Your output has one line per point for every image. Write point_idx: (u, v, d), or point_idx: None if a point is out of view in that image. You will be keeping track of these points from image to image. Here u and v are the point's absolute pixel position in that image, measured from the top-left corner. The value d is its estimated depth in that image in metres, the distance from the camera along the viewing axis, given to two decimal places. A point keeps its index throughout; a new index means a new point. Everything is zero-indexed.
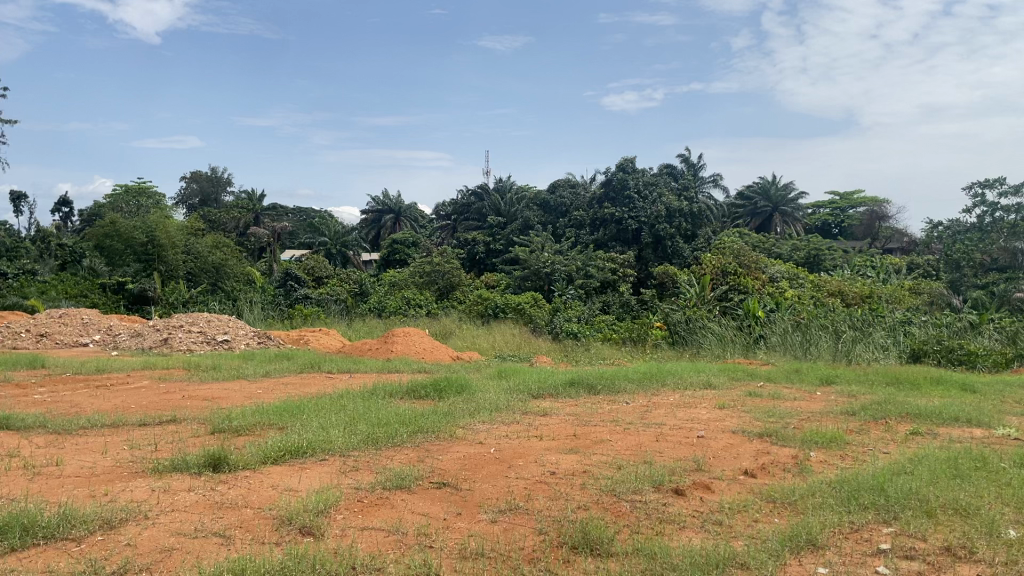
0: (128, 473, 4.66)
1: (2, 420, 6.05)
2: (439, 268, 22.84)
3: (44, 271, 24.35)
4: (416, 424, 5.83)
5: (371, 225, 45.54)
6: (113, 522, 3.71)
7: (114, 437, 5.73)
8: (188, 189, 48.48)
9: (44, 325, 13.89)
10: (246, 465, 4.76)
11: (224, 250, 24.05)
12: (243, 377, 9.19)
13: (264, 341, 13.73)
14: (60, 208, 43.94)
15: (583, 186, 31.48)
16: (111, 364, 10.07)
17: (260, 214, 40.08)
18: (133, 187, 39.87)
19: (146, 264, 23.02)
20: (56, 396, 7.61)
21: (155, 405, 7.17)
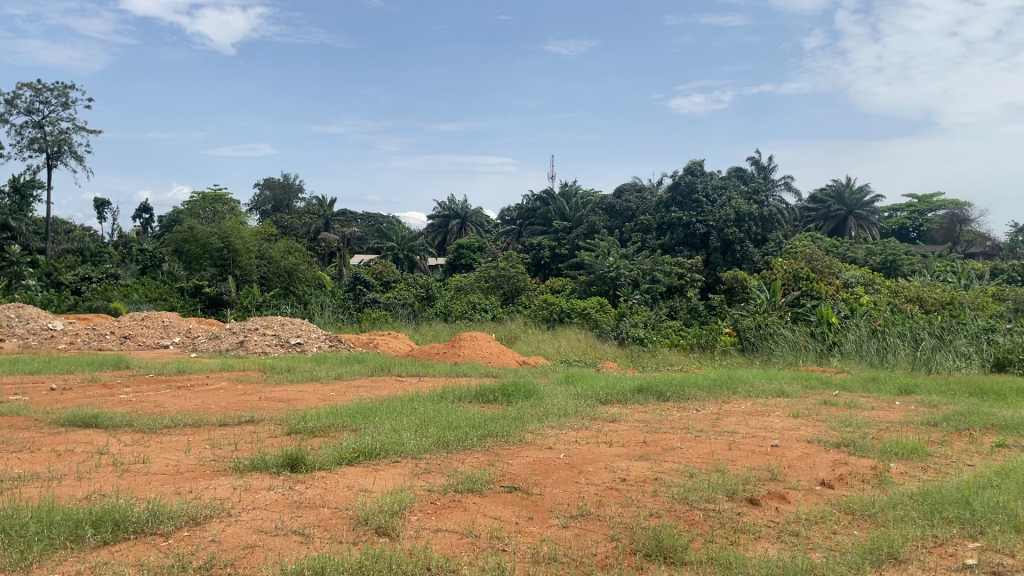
0: (211, 471, 4.82)
1: (92, 419, 6.33)
2: (505, 273, 22.95)
3: (126, 275, 25.27)
4: (485, 428, 5.89)
5: (438, 230, 46.08)
6: (198, 519, 3.85)
7: (196, 436, 5.93)
8: (262, 196, 49.91)
9: (128, 327, 14.47)
10: (322, 465, 4.88)
11: (296, 255, 24.70)
12: (316, 380, 9.40)
13: (335, 344, 14.03)
14: (141, 215, 45.71)
15: (650, 190, 31.27)
16: (191, 365, 10.43)
17: (330, 220, 40.98)
18: (210, 195, 41.17)
19: (222, 268, 23.72)
20: (140, 396, 7.93)
21: (234, 406, 7.40)
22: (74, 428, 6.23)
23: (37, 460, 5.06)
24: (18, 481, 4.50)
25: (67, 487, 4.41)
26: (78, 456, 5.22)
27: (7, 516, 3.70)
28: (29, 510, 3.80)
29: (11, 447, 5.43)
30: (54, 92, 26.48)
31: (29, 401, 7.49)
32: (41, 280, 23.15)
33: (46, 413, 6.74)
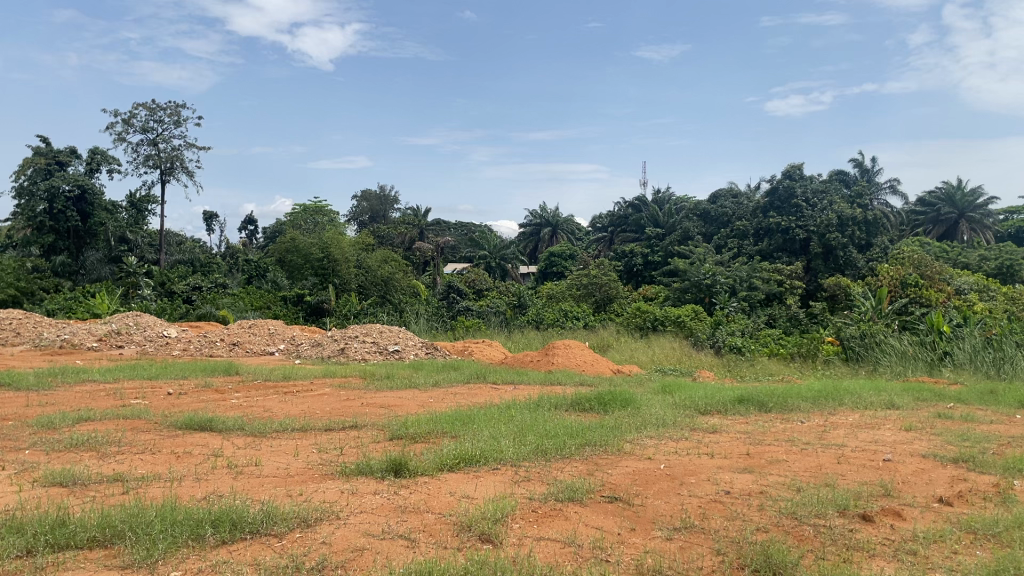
0: (319, 474, 4.99)
1: (207, 423, 6.63)
2: (597, 280, 22.85)
3: (233, 284, 26.36)
4: (583, 437, 5.87)
5: (529, 238, 46.29)
6: (309, 520, 3.98)
7: (303, 441, 6.14)
8: (359, 207, 51.27)
9: (236, 334, 15.12)
10: (424, 471, 4.97)
11: (392, 264, 25.25)
12: (414, 387, 9.58)
13: (431, 351, 14.29)
14: (246, 227, 47.65)
15: (746, 196, 30.61)
16: (296, 371, 10.81)
17: (424, 230, 41.77)
18: (310, 207, 42.61)
19: (322, 277, 24.56)
20: (249, 401, 8.27)
21: (338, 411, 7.62)
22: (191, 431, 6.55)
23: (158, 462, 5.33)
24: (142, 481, 4.76)
25: (187, 487, 4.64)
26: (196, 458, 5.49)
27: (134, 514, 3.92)
28: (153, 509, 4.01)
29: (135, 448, 5.74)
30: (167, 111, 27.87)
31: (149, 404, 7.92)
32: (156, 289, 24.41)
33: (165, 416, 7.11)
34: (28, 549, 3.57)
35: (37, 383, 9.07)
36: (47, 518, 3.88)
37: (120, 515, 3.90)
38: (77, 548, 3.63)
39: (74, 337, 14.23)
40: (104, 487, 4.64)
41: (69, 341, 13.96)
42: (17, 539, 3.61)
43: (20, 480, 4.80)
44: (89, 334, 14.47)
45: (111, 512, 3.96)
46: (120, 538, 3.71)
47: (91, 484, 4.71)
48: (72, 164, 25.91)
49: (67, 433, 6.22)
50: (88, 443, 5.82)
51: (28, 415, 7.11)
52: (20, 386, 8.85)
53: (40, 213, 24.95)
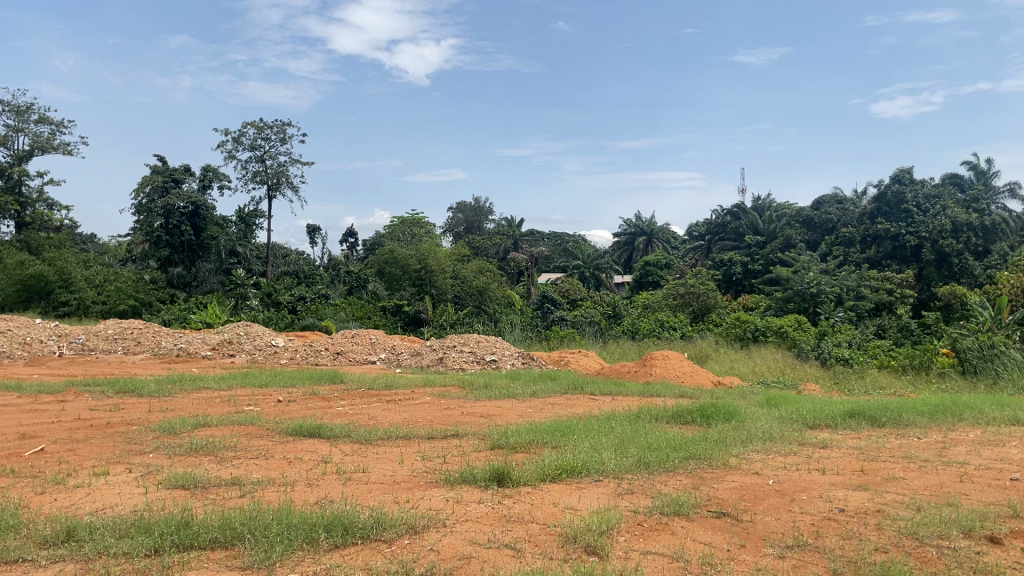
0: (424, 482, 5.07)
1: (316, 430, 6.86)
2: (695, 289, 22.45)
3: (335, 294, 27.17)
4: (686, 450, 5.77)
5: (624, 246, 45.96)
6: (416, 527, 4.06)
7: (407, 448, 6.27)
8: (455, 218, 52.07)
9: (340, 344, 15.58)
10: (527, 481, 4.99)
11: (488, 274, 25.57)
12: (512, 397, 9.61)
13: (528, 361, 14.36)
14: (347, 240, 49.04)
15: (852, 201, 29.54)
16: (398, 380, 11.04)
17: (519, 240, 42.05)
18: (408, 219, 43.56)
19: (420, 288, 25.04)
20: (354, 409, 8.49)
21: (439, 420, 7.74)
22: (300, 437, 6.78)
23: (272, 467, 5.56)
24: (257, 485, 4.96)
25: (299, 493, 4.80)
26: (307, 463, 5.69)
27: (251, 517, 4.08)
28: (270, 512, 4.17)
29: (250, 454, 5.98)
30: (274, 129, 29.04)
31: (261, 411, 8.24)
32: (263, 300, 25.40)
33: (276, 423, 7.38)
34: (156, 549, 3.77)
35: (159, 389, 9.58)
36: (172, 518, 4.09)
37: (239, 518, 4.07)
38: (201, 549, 3.81)
39: (190, 346, 14.97)
40: (222, 491, 4.85)
41: (185, 350, 14.69)
42: (146, 539, 3.82)
43: (147, 482, 5.08)
44: (203, 343, 15.19)
45: (230, 514, 4.14)
46: (238, 539, 3.86)
47: (210, 488, 4.93)
48: (187, 182, 27.32)
49: (187, 438, 6.54)
50: (207, 448, 6.11)
51: (151, 420, 7.51)
52: (143, 392, 9.36)
53: (158, 228, 26.42)
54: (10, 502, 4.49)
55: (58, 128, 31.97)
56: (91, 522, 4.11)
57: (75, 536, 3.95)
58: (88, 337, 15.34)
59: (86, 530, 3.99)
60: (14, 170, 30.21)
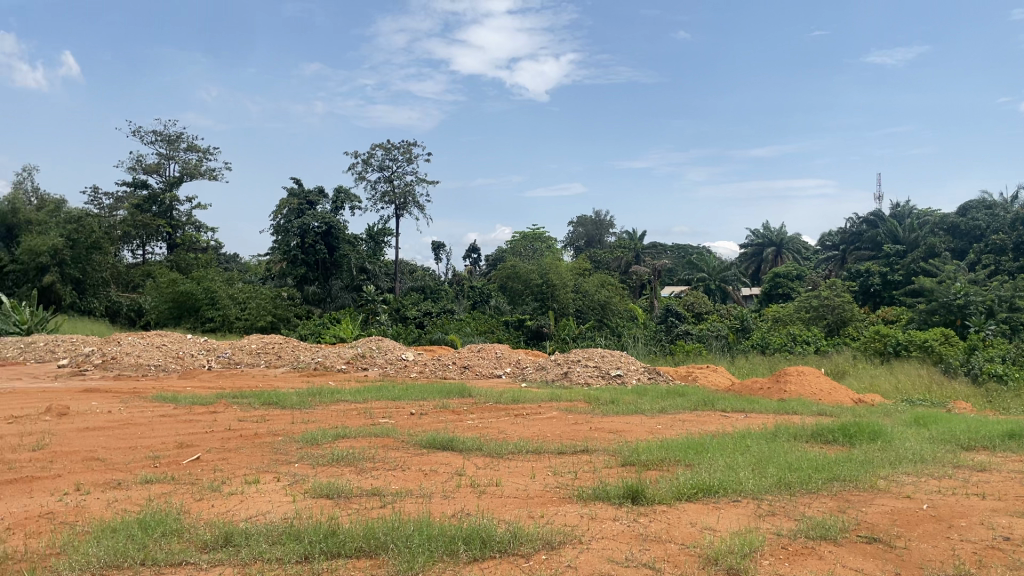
0: (557, 497, 5.07)
1: (449, 442, 7.01)
2: (828, 302, 21.51)
3: (460, 310, 27.73)
4: (830, 471, 5.52)
5: (751, 258, 44.83)
6: (553, 543, 4.06)
7: (538, 463, 6.30)
8: (575, 233, 52.29)
9: (467, 358, 15.86)
10: (662, 499, 4.91)
11: (609, 288, 25.60)
12: (640, 413, 9.49)
13: (654, 376, 14.17)
14: (470, 255, 49.98)
15: (1003, 207, 27.70)
16: (525, 395, 11.11)
17: (640, 253, 41.72)
18: (530, 234, 43.97)
19: (542, 302, 25.12)
20: (483, 423, 8.61)
21: (568, 435, 7.73)
22: (434, 450, 6.94)
23: (409, 478, 5.72)
24: (397, 496, 5.12)
25: (436, 504, 4.90)
26: (442, 475, 5.82)
27: (394, 528, 4.20)
28: (411, 523, 4.28)
29: (387, 465, 6.18)
30: (400, 150, 30.03)
31: (396, 424, 8.50)
32: (392, 315, 26.22)
33: (410, 435, 7.59)
34: (306, 555, 3.94)
35: (300, 401, 10.05)
36: (320, 527, 4.27)
37: (382, 527, 4.20)
38: (347, 557, 3.96)
39: (326, 360, 15.64)
40: (364, 501, 5.03)
41: (321, 364, 15.36)
42: (297, 546, 4.00)
43: (294, 490, 5.34)
44: (338, 356, 15.82)
45: (374, 524, 4.27)
46: (382, 549, 3.99)
47: (353, 498, 5.12)
48: (321, 204, 28.67)
49: (328, 449, 6.83)
50: (348, 459, 6.35)
51: (293, 431, 7.88)
52: (285, 404, 9.83)
53: (295, 248, 27.79)
54: (172, 508, 4.81)
55: (204, 155, 34.20)
56: (246, 528, 4.34)
57: (232, 541, 4.19)
58: (234, 351, 16.29)
59: (242, 536, 4.22)
60: (167, 196, 32.53)
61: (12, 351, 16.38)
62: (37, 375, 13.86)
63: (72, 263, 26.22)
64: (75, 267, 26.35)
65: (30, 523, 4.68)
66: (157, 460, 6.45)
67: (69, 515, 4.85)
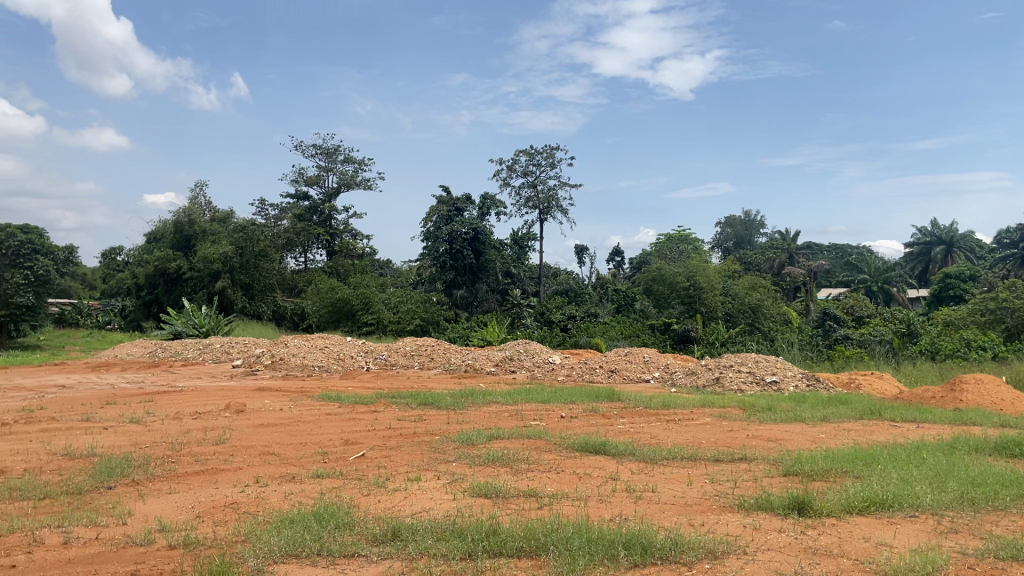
0: (717, 506, 4.94)
1: (601, 446, 6.99)
2: (1007, 305, 19.80)
3: (605, 313, 27.59)
4: (1020, 488, 5.09)
5: (918, 257, 42.08)
6: (716, 553, 3.97)
7: (695, 470, 6.16)
8: (724, 233, 50.88)
9: (614, 362, 15.75)
10: (831, 512, 4.69)
11: (760, 291, 24.90)
12: (801, 421, 9.09)
13: (813, 383, 13.54)
14: (615, 258, 49.67)
15: None
16: (676, 400, 10.89)
17: (794, 254, 40.04)
18: (676, 236, 43.26)
19: (689, 306, 24.51)
20: (635, 428, 8.51)
21: (724, 442, 7.52)
22: (587, 453, 6.94)
23: (565, 481, 5.75)
24: (553, 498, 5.15)
25: (594, 508, 4.90)
26: (597, 479, 5.81)
27: (554, 529, 4.24)
28: (570, 526, 4.30)
29: (542, 467, 6.23)
30: (543, 155, 30.37)
31: (547, 426, 8.56)
32: (537, 318, 26.47)
33: (563, 438, 7.63)
34: (470, 553, 4.04)
35: (454, 402, 10.33)
36: (483, 525, 4.37)
37: (541, 529, 4.24)
38: (509, 556, 4.02)
39: (476, 362, 15.99)
40: (522, 501, 5.11)
41: (471, 366, 15.73)
42: (461, 544, 4.11)
43: (454, 489, 5.49)
44: (487, 359, 16.15)
45: (533, 525, 4.33)
46: (543, 549, 4.04)
47: (510, 498, 5.20)
48: (468, 210, 29.40)
49: (484, 449, 6.98)
50: (503, 460, 6.46)
51: (450, 431, 8.11)
52: (441, 405, 10.12)
53: (443, 253, 28.57)
54: (344, 502, 5.08)
55: (359, 167, 35.91)
56: (413, 524, 4.51)
57: (400, 535, 4.36)
58: (390, 353, 16.96)
59: (409, 531, 4.40)
60: (326, 206, 34.38)
61: (193, 352, 17.80)
62: (215, 374, 14.99)
63: (242, 270, 28.11)
64: (245, 274, 28.24)
65: (218, 512, 5.06)
66: (326, 456, 6.82)
67: (252, 506, 5.20)
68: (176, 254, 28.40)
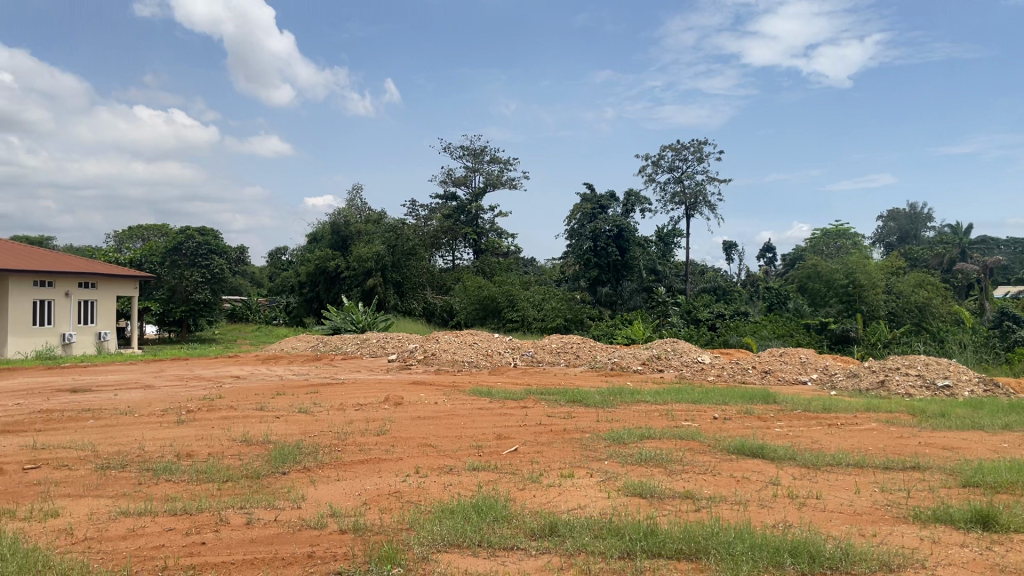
0: (890, 517, 4.68)
1: (758, 450, 6.76)
2: None
3: (755, 312, 26.72)
4: None
5: None
6: (891, 566, 3.75)
7: (863, 478, 5.86)
8: (886, 228, 48.01)
9: (768, 362, 15.20)
10: (1021, 528, 4.33)
11: (928, 289, 23.27)
12: (979, 429, 8.44)
13: (992, 389, 12.52)
14: (766, 255, 47.95)
15: None
16: (837, 403, 10.36)
17: (967, 249, 37.19)
18: (834, 231, 41.25)
19: (848, 305, 23.30)
20: (793, 431, 8.17)
21: (893, 449, 7.11)
22: (743, 456, 6.73)
23: (722, 484, 5.61)
24: (711, 501, 5.04)
25: (756, 513, 4.76)
26: (755, 483, 5.63)
27: (714, 533, 4.15)
28: (732, 530, 4.20)
29: (698, 469, 6.12)
30: (691, 149, 29.71)
31: (700, 427, 8.38)
32: (683, 317, 25.95)
33: (717, 440, 7.44)
34: (628, 552, 4.03)
35: (603, 400, 10.31)
36: (640, 525, 4.34)
37: (702, 531, 4.16)
38: (668, 558, 3.97)
39: (623, 360, 15.89)
40: (678, 503, 5.04)
41: (618, 364, 15.64)
42: (619, 543, 4.11)
43: (608, 487, 5.48)
44: (634, 357, 16.00)
45: (693, 527, 4.25)
46: (703, 553, 3.95)
47: (666, 499, 5.14)
48: (612, 207, 29.12)
49: (636, 449, 6.94)
50: (656, 460, 6.39)
51: (601, 429, 8.09)
52: (590, 403, 10.13)
53: (588, 251, 28.51)
54: (501, 495, 5.18)
55: (505, 166, 36.46)
56: (570, 520, 4.54)
57: (557, 531, 4.41)
58: (536, 350, 17.15)
59: (567, 527, 4.43)
60: (473, 206, 35.14)
61: (351, 346, 18.70)
62: (372, 368, 15.69)
63: (394, 269, 29.22)
64: (397, 272, 29.34)
65: (383, 499, 5.30)
66: (481, 450, 6.98)
67: (414, 495, 5.41)
68: (334, 254, 29.90)
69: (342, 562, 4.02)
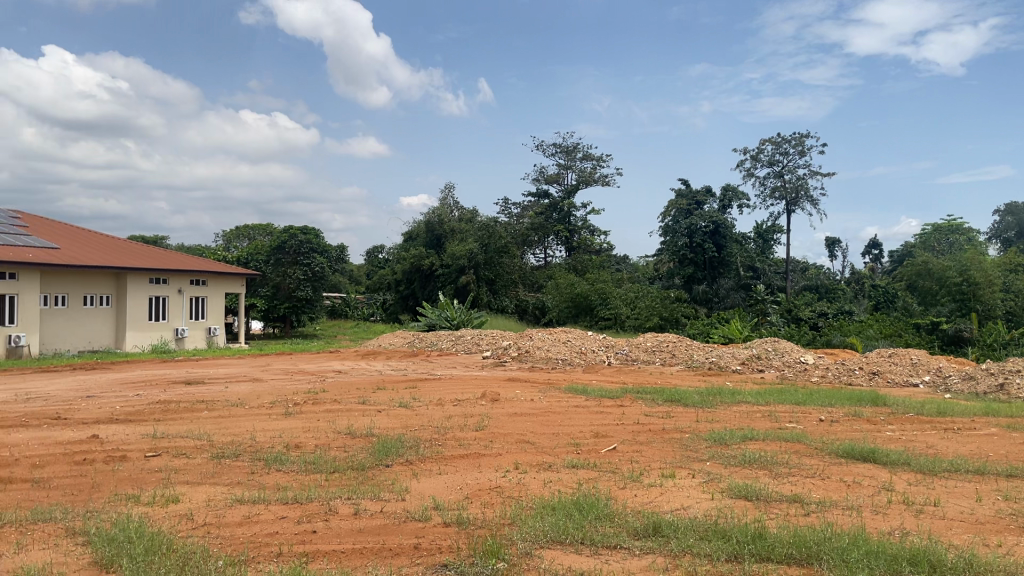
0: (1017, 527, 4.42)
1: (869, 453, 6.49)
2: None
3: (860, 310, 25.79)
4: None
5: None
6: None
7: (984, 485, 5.55)
8: (1004, 223, 45.39)
9: (876, 363, 14.60)
10: None
11: None
12: None
13: None
14: (871, 251, 46.07)
15: None
16: (954, 406, 9.85)
17: None
18: (945, 226, 39.41)
19: (961, 304, 22.12)
20: (906, 435, 7.82)
21: (1017, 456, 6.71)
22: (852, 460, 6.48)
23: (832, 488, 5.42)
24: (820, 506, 4.88)
25: (869, 519, 4.58)
26: (867, 488, 5.42)
27: (826, 538, 4.01)
28: (844, 535, 4.06)
29: (805, 472, 5.93)
30: (792, 142, 28.89)
31: (805, 429, 8.13)
32: (784, 316, 25.22)
33: (824, 442, 7.20)
34: (736, 555, 3.94)
35: (702, 400, 10.12)
36: (747, 528, 4.24)
37: (812, 536, 4.04)
38: (777, 562, 3.86)
39: (721, 359, 15.57)
40: (786, 506, 4.89)
41: (716, 363, 15.33)
42: (726, 545, 4.03)
43: (711, 488, 5.39)
44: (733, 357, 15.64)
45: (804, 532, 4.12)
46: (814, 559, 3.84)
47: (772, 502, 5.01)
48: (708, 203, 28.56)
49: (739, 450, 6.78)
50: (761, 462, 6.23)
51: (701, 429, 7.94)
52: (689, 402, 9.98)
53: (683, 248, 28.03)
54: (601, 493, 5.16)
55: (598, 163, 36.29)
56: (673, 521, 4.48)
57: (661, 531, 4.35)
58: (631, 349, 16.99)
59: (670, 527, 4.37)
60: (565, 203, 35.05)
61: (446, 342, 18.98)
62: (468, 364, 15.88)
63: (487, 266, 29.45)
64: (490, 270, 29.57)
65: (484, 494, 5.36)
66: (579, 447, 6.97)
67: (514, 490, 5.45)
68: (428, 252, 30.38)
69: (446, 555, 4.09)
